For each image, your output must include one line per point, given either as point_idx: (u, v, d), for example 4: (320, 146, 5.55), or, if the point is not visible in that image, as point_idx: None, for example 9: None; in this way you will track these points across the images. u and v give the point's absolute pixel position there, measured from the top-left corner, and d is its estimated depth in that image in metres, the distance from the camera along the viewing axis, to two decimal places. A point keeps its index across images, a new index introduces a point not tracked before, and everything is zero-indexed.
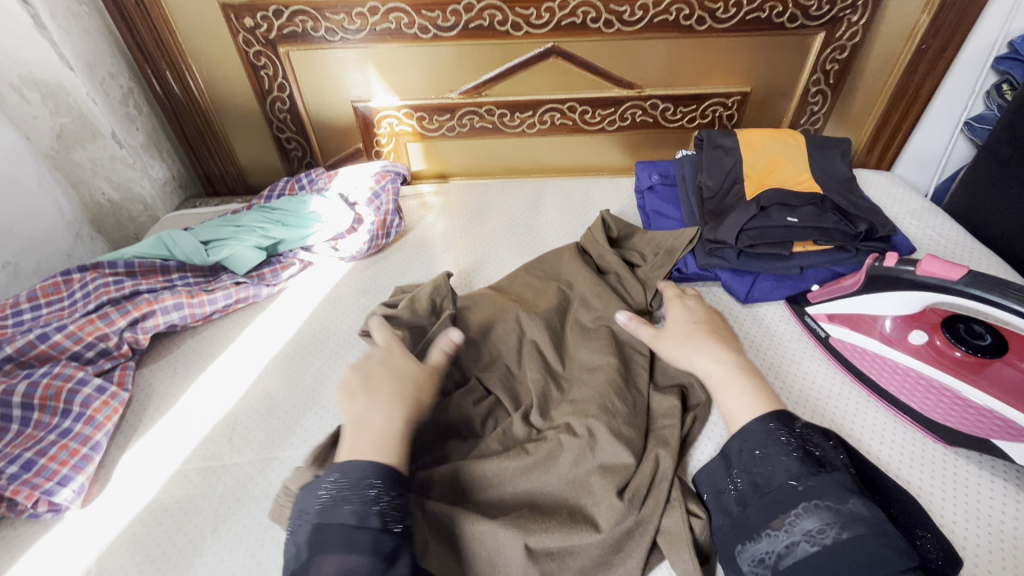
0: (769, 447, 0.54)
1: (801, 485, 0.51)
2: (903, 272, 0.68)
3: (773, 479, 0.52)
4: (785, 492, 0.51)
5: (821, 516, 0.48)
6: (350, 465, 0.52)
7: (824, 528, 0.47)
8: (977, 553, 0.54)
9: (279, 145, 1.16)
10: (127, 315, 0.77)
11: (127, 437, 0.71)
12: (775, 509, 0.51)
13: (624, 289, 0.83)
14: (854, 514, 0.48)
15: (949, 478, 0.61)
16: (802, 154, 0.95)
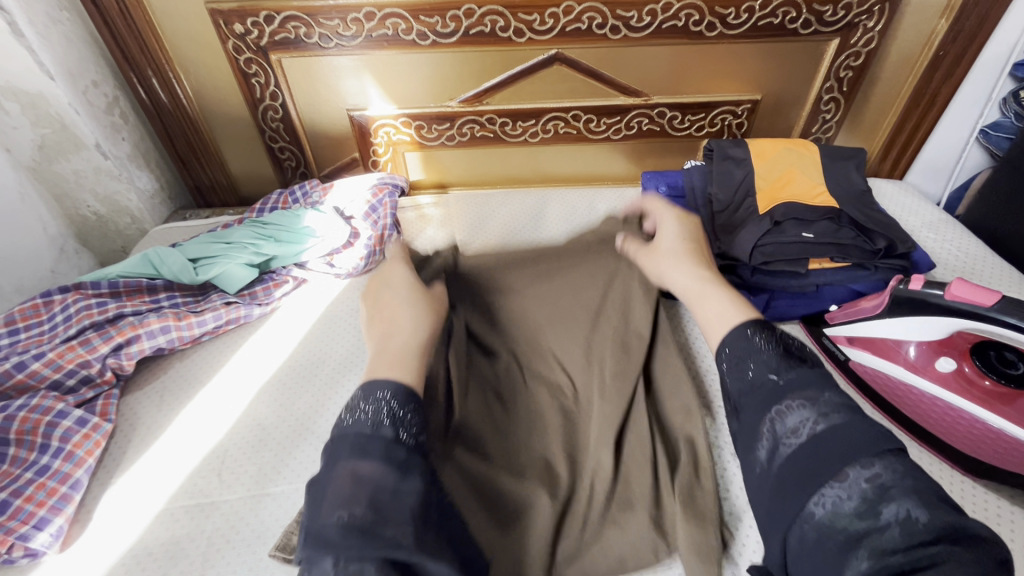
0: (748, 350, 0.52)
1: (783, 379, 0.49)
2: (930, 296, 0.64)
3: (755, 378, 0.50)
4: (767, 388, 0.49)
5: (802, 409, 0.46)
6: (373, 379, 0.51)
7: (804, 422, 0.45)
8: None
9: (272, 154, 1.11)
10: (110, 341, 0.73)
11: (110, 472, 0.67)
12: (761, 407, 0.48)
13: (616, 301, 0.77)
14: (836, 404, 0.45)
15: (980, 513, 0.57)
16: (816, 166, 0.91)
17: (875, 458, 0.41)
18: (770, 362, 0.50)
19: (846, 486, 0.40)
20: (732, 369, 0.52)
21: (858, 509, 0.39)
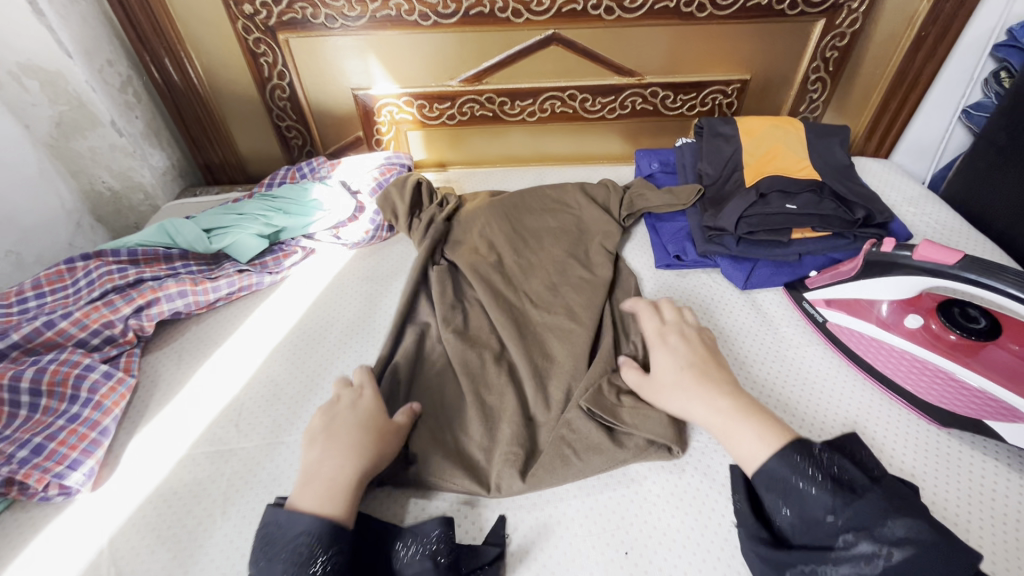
0: (791, 480, 0.53)
1: (841, 520, 0.50)
2: (899, 258, 0.69)
3: (810, 514, 0.51)
4: (825, 528, 0.50)
5: (869, 541, 0.48)
6: (293, 519, 0.53)
7: (877, 555, 0.47)
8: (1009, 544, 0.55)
9: (279, 133, 1.16)
10: (131, 302, 0.78)
11: (134, 422, 0.72)
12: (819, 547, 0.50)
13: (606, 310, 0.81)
14: (901, 535, 0.47)
15: (948, 462, 0.62)
16: (802, 141, 0.96)
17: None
18: (821, 499, 0.51)
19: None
20: (783, 499, 0.53)
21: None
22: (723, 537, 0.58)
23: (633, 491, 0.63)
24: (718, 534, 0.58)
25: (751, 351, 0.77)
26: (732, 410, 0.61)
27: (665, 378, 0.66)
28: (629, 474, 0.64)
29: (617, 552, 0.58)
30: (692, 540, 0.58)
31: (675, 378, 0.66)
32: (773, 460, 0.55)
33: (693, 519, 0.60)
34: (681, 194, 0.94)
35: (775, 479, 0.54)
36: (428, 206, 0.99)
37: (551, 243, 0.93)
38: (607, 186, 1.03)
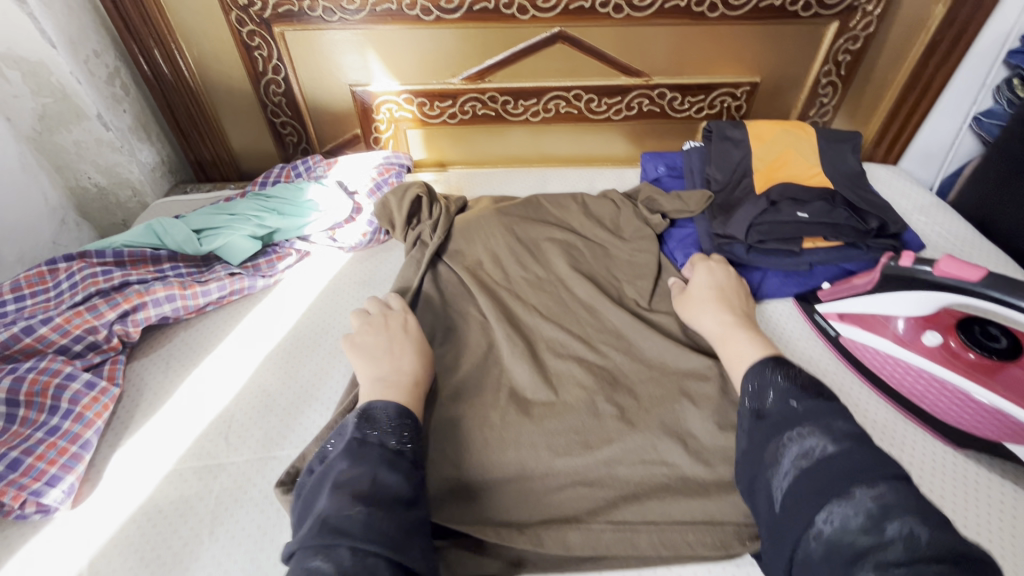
0: (768, 380, 0.51)
1: (802, 406, 0.46)
2: (919, 273, 0.67)
3: (778, 407, 0.48)
4: (787, 416, 0.46)
5: (813, 435, 0.44)
6: (379, 405, 0.56)
7: (814, 446, 0.43)
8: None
9: (274, 130, 1.12)
10: (116, 307, 0.74)
11: (118, 435, 0.68)
12: (773, 435, 0.46)
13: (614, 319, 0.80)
14: (840, 432, 0.43)
15: (976, 493, 0.59)
16: (814, 147, 0.93)
17: (882, 478, 0.39)
18: (790, 392, 0.48)
19: (856, 504, 0.38)
20: (749, 402, 0.51)
21: (864, 525, 0.37)
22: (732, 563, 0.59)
23: (640, 513, 0.61)
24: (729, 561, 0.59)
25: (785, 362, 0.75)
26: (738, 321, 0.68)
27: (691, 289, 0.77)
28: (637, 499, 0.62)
29: None
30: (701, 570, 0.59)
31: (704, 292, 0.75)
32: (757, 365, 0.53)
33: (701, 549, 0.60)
34: (691, 201, 0.91)
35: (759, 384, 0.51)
36: (427, 208, 0.94)
37: (556, 250, 0.90)
38: (610, 198, 0.98)
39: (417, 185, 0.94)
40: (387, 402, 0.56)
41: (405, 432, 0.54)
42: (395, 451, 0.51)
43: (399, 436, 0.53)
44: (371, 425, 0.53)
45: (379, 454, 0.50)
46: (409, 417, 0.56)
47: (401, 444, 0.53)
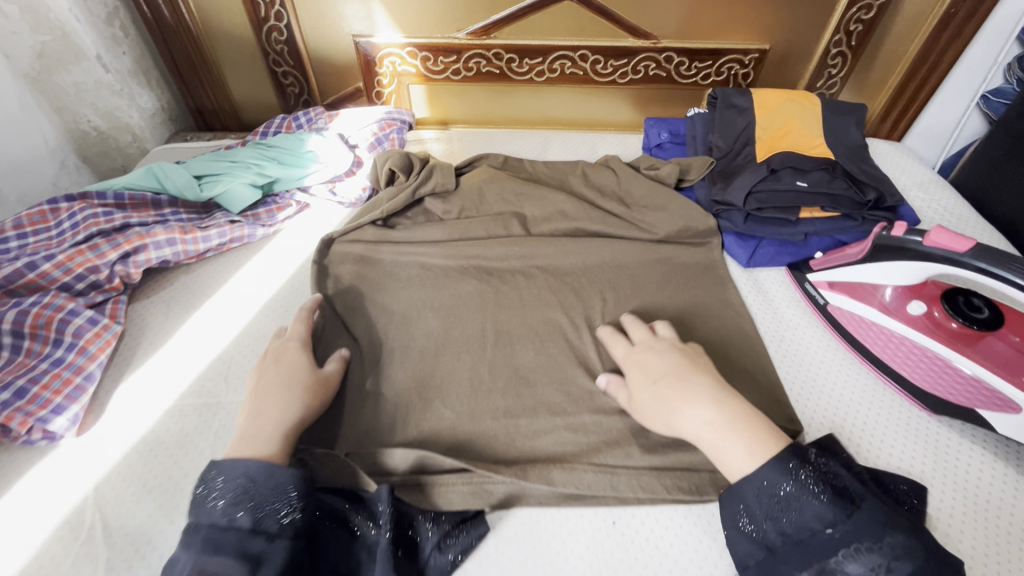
0: (793, 495, 0.50)
1: (839, 532, 0.48)
2: (909, 243, 0.68)
3: (806, 526, 0.49)
4: (821, 541, 0.48)
5: (864, 561, 0.46)
6: (231, 466, 0.53)
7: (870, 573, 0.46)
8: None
9: (275, 79, 1.10)
10: (118, 248, 0.75)
11: (120, 370, 0.70)
12: (812, 561, 0.48)
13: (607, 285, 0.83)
14: (895, 551, 0.46)
15: (945, 461, 0.62)
16: (817, 118, 0.93)
17: None
18: (819, 510, 0.49)
19: None
20: (756, 514, 0.52)
21: None
22: (708, 521, 0.61)
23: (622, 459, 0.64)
24: (707, 524, 0.60)
25: (772, 335, 0.78)
26: (721, 412, 0.57)
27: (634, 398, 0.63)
28: (619, 447, 0.65)
29: (606, 521, 0.61)
30: (675, 527, 0.60)
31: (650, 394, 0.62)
32: (770, 467, 0.52)
33: (675, 512, 0.61)
34: (692, 170, 0.92)
35: (770, 489, 0.51)
36: (400, 182, 0.91)
37: (550, 213, 0.91)
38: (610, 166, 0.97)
39: (395, 157, 0.90)
40: (233, 466, 0.53)
41: (247, 488, 0.51)
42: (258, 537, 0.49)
43: (261, 507, 0.51)
44: (222, 500, 0.51)
45: (241, 541, 0.49)
46: (261, 473, 0.53)
47: (260, 509, 0.51)
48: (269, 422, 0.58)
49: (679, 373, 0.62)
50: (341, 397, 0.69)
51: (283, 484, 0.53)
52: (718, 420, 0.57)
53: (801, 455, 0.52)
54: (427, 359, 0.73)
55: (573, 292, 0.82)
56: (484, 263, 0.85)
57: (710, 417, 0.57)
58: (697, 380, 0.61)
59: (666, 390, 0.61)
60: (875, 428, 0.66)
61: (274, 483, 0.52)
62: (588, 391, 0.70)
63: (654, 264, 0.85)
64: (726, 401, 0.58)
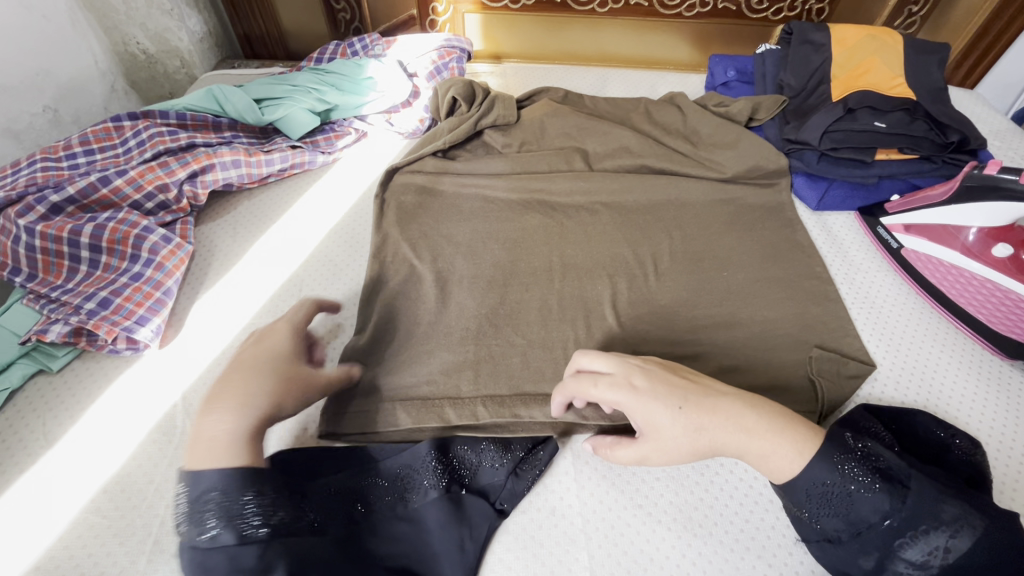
0: (839, 487, 0.45)
1: (898, 521, 0.43)
2: (1002, 182, 0.66)
3: (860, 518, 0.44)
4: (878, 533, 0.43)
5: (925, 540, 0.42)
6: (197, 477, 0.45)
7: (932, 554, 0.41)
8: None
9: (327, 6, 1.07)
10: (186, 166, 0.74)
11: (195, 288, 0.71)
12: (875, 552, 0.44)
13: (671, 223, 0.81)
14: (957, 522, 0.41)
15: (1016, 403, 0.64)
16: (899, 56, 0.88)
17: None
18: (875, 502, 0.44)
19: None
20: (805, 508, 0.47)
21: None
22: None
23: None
24: None
25: (844, 278, 0.76)
26: (768, 421, 0.49)
27: (672, 435, 0.49)
28: None
29: None
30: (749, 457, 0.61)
31: (686, 425, 0.48)
32: (815, 463, 0.46)
33: None
34: (762, 110, 0.89)
35: (821, 488, 0.46)
36: (461, 112, 0.88)
37: (612, 149, 0.89)
38: (674, 104, 0.94)
39: (458, 85, 0.87)
40: (207, 473, 0.45)
41: (216, 499, 0.43)
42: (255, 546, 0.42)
43: (249, 516, 0.43)
44: (204, 516, 0.43)
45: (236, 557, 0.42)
46: (235, 482, 0.44)
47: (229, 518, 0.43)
48: (225, 430, 0.47)
49: (689, 389, 0.51)
50: (413, 321, 0.69)
51: (258, 488, 0.45)
52: (757, 425, 0.48)
53: (841, 444, 0.47)
54: (497, 288, 0.73)
55: (639, 229, 0.81)
56: (548, 197, 0.84)
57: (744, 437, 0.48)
58: (715, 388, 0.52)
59: (699, 413, 0.49)
60: (947, 373, 0.67)
61: (246, 490, 0.44)
62: (659, 324, 0.70)
63: (720, 205, 0.84)
64: (758, 405, 0.50)
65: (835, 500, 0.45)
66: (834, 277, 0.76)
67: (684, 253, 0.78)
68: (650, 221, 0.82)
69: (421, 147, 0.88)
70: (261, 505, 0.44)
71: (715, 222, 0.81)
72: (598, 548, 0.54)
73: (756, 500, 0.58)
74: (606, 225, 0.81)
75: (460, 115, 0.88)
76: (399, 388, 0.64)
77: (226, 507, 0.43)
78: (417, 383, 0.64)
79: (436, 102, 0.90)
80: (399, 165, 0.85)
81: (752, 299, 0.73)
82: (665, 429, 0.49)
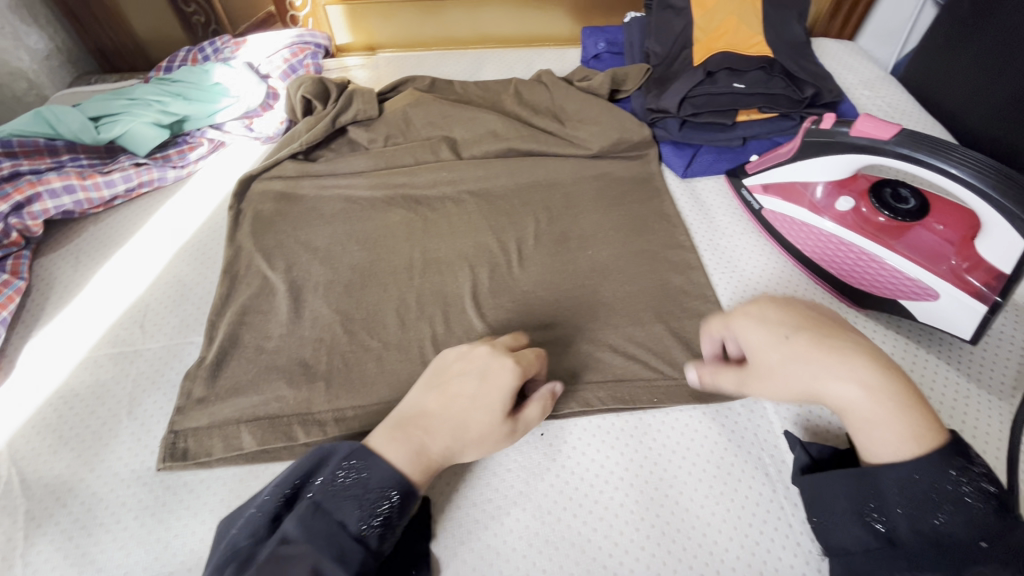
0: (947, 494, 0.41)
1: (997, 550, 0.38)
2: (837, 135, 0.65)
3: (954, 532, 0.40)
4: (968, 551, 0.39)
5: None
6: (375, 462, 0.46)
7: None
8: (984, 459, 0.55)
9: (178, 10, 1.05)
10: (8, 199, 0.70)
11: (29, 326, 0.67)
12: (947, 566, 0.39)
13: (540, 204, 0.80)
14: None
15: None
16: (757, 13, 0.86)
17: None
18: (980, 520, 0.40)
19: None
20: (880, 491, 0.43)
21: None
22: (633, 434, 0.60)
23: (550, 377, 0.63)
24: (633, 439, 0.60)
25: (709, 246, 0.76)
26: (877, 390, 0.45)
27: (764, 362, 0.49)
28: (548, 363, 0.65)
29: (535, 434, 0.61)
30: (601, 437, 0.60)
31: (782, 355, 0.49)
32: (927, 459, 0.42)
33: (604, 423, 0.61)
34: (629, 80, 0.88)
35: (919, 485, 0.42)
36: (317, 111, 0.85)
37: (480, 135, 0.87)
38: (542, 82, 0.92)
39: (308, 83, 0.84)
40: (371, 457, 0.46)
41: (381, 494, 0.45)
42: (352, 539, 0.42)
43: (372, 513, 0.43)
44: (338, 480, 0.45)
45: (333, 535, 0.41)
46: (396, 484, 0.45)
47: (365, 509, 0.43)
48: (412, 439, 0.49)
49: (819, 328, 0.50)
50: (264, 336, 0.66)
51: (401, 501, 0.45)
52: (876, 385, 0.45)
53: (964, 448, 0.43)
54: (353, 291, 0.71)
55: (505, 214, 0.79)
56: (412, 191, 0.81)
57: (860, 385, 0.45)
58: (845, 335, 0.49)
59: (809, 347, 0.48)
60: None
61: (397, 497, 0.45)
62: (520, 312, 0.69)
63: (588, 181, 0.82)
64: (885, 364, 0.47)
65: (930, 507, 0.41)
66: (699, 246, 0.75)
67: (551, 235, 0.76)
68: (518, 204, 0.80)
69: (278, 152, 0.84)
70: (383, 519, 0.44)
71: (583, 199, 0.80)
72: (450, 554, 0.53)
73: (606, 480, 0.57)
74: (474, 213, 0.79)
75: (319, 112, 0.85)
76: (243, 409, 0.61)
77: (370, 500, 0.44)
78: (263, 400, 0.61)
79: (292, 103, 0.87)
80: (254, 173, 0.81)
81: (614, 276, 0.72)
82: (765, 353, 0.50)
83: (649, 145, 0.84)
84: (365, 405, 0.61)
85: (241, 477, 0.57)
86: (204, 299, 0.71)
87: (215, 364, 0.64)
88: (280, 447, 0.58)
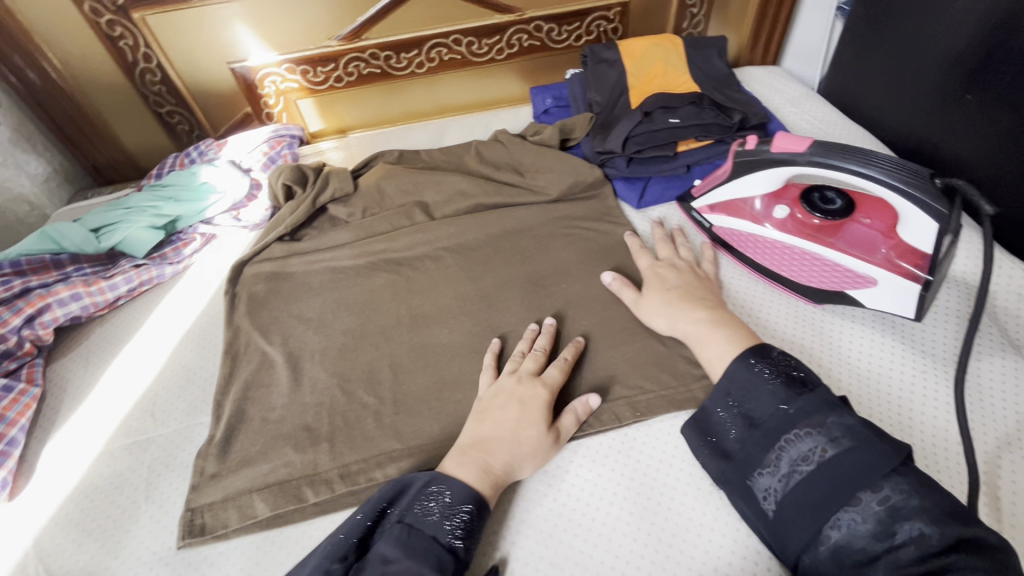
0: (753, 383, 0.55)
1: (792, 409, 0.52)
2: (762, 152, 0.73)
3: (766, 411, 0.53)
4: (780, 420, 0.52)
5: (811, 436, 0.50)
6: (450, 480, 0.56)
7: (815, 450, 0.49)
8: (945, 429, 0.59)
9: (163, 121, 1.15)
10: (20, 313, 0.76)
11: (46, 429, 0.72)
12: (772, 441, 0.52)
13: (509, 250, 0.86)
14: (842, 425, 0.49)
15: (831, 343, 0.69)
16: (681, 57, 0.98)
17: (885, 479, 0.46)
18: (774, 392, 0.54)
19: (862, 508, 0.46)
20: (733, 406, 0.56)
21: (875, 530, 0.45)
22: (622, 451, 0.64)
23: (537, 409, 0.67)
24: (621, 456, 0.63)
25: None
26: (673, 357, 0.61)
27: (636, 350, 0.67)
28: None
29: None
30: (592, 459, 0.63)
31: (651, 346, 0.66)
32: (734, 365, 0.57)
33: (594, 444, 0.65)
34: (576, 129, 0.96)
35: (737, 387, 0.56)
36: (298, 194, 0.93)
37: (448, 195, 0.94)
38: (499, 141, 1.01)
39: (287, 172, 0.93)
40: (449, 480, 0.55)
41: (458, 512, 0.53)
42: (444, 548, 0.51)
43: (455, 525, 0.53)
44: (422, 504, 0.54)
45: (429, 547, 0.51)
46: (470, 499, 0.54)
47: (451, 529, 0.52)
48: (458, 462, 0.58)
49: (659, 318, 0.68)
50: (267, 408, 0.71)
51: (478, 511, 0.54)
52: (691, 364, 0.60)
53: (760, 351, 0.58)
54: (347, 354, 0.76)
55: (480, 263, 0.85)
56: (392, 255, 0.88)
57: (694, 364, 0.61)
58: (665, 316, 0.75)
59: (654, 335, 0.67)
60: (771, 332, 0.71)
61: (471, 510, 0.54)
62: (503, 349, 0.73)
63: (552, 223, 0.89)
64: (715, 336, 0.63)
65: (739, 404, 0.55)
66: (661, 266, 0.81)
67: (524, 277, 0.82)
68: (490, 252, 0.86)
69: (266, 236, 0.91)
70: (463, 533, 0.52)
71: (549, 239, 0.87)
72: None
73: (601, 498, 0.60)
74: (450, 266, 0.85)
75: (302, 194, 0.93)
76: (253, 479, 0.64)
77: (449, 514, 0.53)
78: (272, 468, 0.65)
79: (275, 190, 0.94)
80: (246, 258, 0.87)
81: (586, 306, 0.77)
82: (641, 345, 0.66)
83: (603, 184, 0.92)
84: (366, 459, 0.65)
85: (258, 544, 0.60)
86: (209, 381, 0.75)
87: (224, 439, 0.68)
88: (292, 510, 0.62)
